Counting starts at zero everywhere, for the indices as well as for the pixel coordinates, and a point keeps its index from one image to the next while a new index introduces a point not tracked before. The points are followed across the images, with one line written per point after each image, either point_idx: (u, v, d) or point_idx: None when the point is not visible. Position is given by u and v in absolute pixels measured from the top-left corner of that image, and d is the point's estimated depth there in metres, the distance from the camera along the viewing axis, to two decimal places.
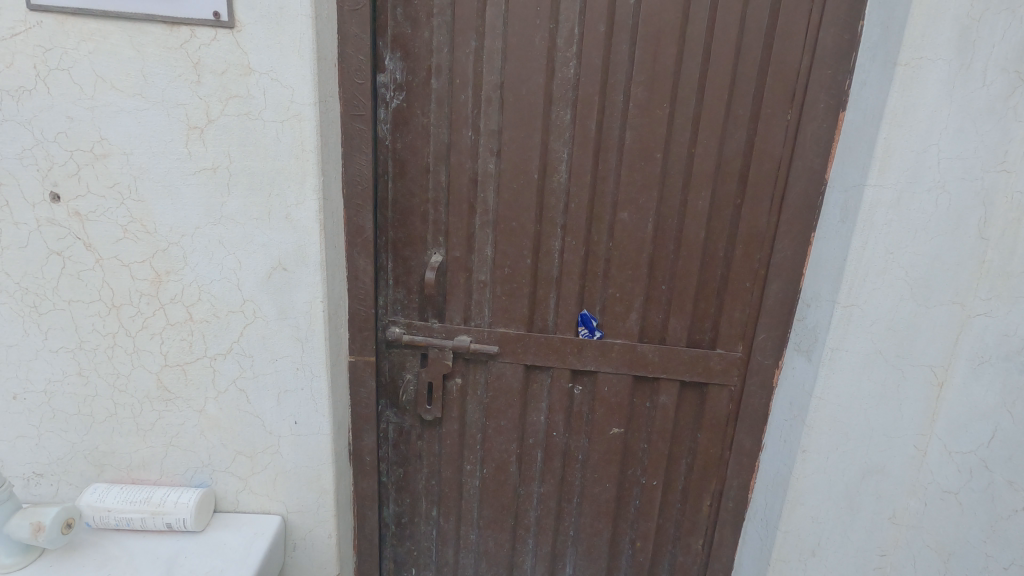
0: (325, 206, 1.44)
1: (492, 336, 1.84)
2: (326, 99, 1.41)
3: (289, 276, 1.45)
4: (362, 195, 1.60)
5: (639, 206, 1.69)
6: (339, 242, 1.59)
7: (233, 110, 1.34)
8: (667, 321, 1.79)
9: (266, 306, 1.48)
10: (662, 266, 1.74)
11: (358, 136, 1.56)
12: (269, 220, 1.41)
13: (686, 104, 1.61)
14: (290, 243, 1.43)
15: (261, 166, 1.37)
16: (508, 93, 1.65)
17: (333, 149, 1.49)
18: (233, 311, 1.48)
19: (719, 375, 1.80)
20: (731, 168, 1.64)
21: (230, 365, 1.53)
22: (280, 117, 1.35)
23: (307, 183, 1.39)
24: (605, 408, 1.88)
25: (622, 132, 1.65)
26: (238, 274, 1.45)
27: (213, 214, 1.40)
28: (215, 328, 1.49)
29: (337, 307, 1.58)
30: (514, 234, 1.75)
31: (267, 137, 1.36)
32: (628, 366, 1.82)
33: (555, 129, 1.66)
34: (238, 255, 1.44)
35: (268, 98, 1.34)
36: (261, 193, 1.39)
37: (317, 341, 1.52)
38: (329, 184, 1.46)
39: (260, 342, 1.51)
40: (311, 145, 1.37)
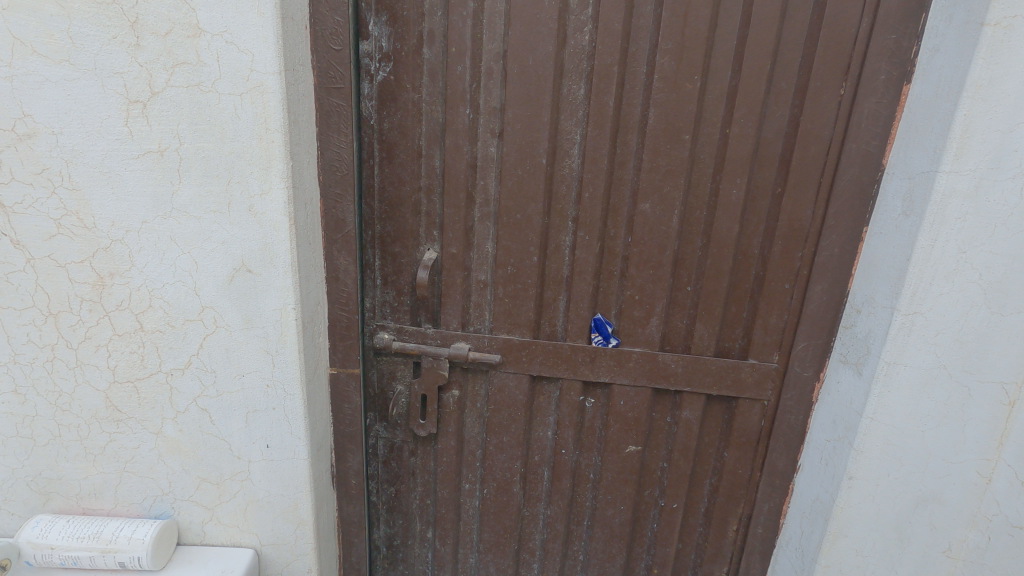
0: (297, 196, 1.21)
1: (493, 343, 1.62)
2: (296, 69, 1.18)
3: (255, 279, 1.24)
4: (343, 182, 1.37)
5: (663, 195, 1.46)
6: (317, 239, 1.37)
7: (181, 80, 1.11)
8: (693, 328, 1.57)
9: (229, 314, 1.26)
10: (687, 265, 1.52)
11: (336, 113, 1.33)
12: (229, 213, 1.19)
13: (720, 77, 1.37)
14: (256, 241, 1.21)
15: (217, 148, 1.15)
16: (512, 64, 1.42)
17: (305, 129, 1.26)
18: (189, 320, 1.26)
19: (750, 388, 1.58)
20: (771, 152, 1.41)
21: (189, 382, 1.31)
22: (238, 89, 1.12)
23: (274, 169, 1.17)
24: (620, 424, 1.68)
25: (644, 110, 1.42)
26: (195, 277, 1.23)
27: (162, 206, 1.18)
28: (170, 339, 1.28)
29: (314, 314, 1.37)
30: (519, 227, 1.53)
31: (223, 114, 1.13)
32: (647, 377, 1.61)
33: (566, 106, 1.44)
34: (194, 254, 1.22)
35: (223, 65, 1.11)
36: (218, 181, 1.17)
37: (289, 354, 1.30)
38: (302, 170, 1.24)
39: (223, 354, 1.29)
40: (278, 123, 1.14)
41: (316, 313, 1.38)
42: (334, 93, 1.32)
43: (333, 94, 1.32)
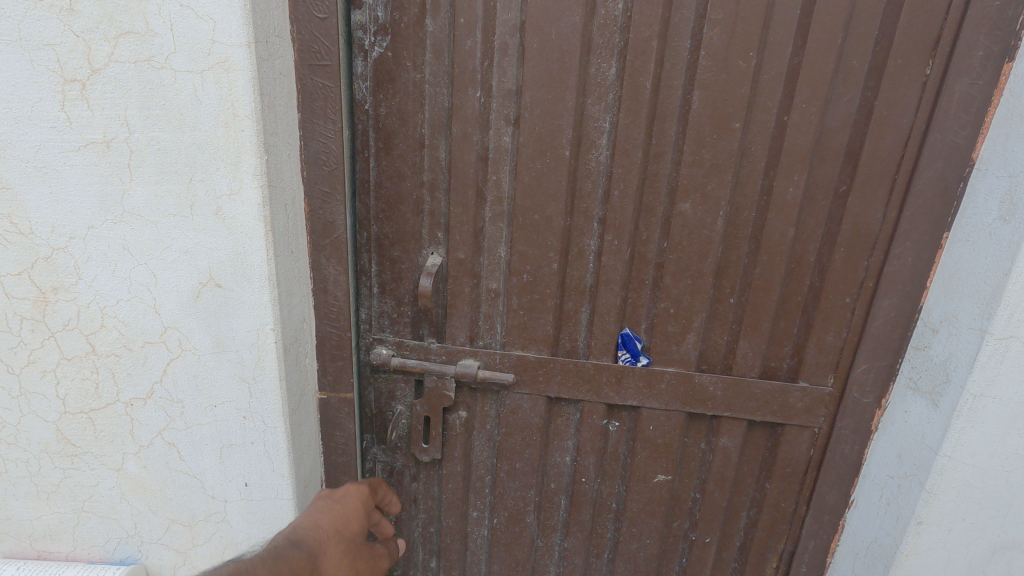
0: (274, 197, 1.01)
1: (506, 361, 1.43)
2: (272, 41, 0.97)
3: (225, 295, 1.04)
4: (332, 178, 1.16)
5: (706, 194, 1.25)
6: (301, 245, 1.17)
7: (127, 54, 0.91)
8: (735, 346, 1.37)
9: (196, 335, 1.07)
10: (731, 275, 1.31)
11: (321, 95, 1.11)
12: (192, 217, 0.99)
13: (779, 53, 1.15)
14: (225, 252, 1.01)
15: (175, 138, 0.95)
16: (530, 37, 1.20)
17: (285, 114, 1.05)
18: (150, 342, 1.07)
19: (799, 415, 1.38)
20: (836, 145, 1.19)
21: (152, 414, 1.12)
22: (198, 66, 0.91)
23: (244, 164, 0.96)
24: (648, 451, 1.48)
25: (686, 93, 1.20)
26: (154, 292, 1.04)
27: (112, 209, 0.98)
28: (128, 365, 1.09)
29: (298, 333, 1.17)
30: (536, 230, 1.32)
31: (181, 96, 0.93)
32: (680, 400, 1.41)
33: (594, 88, 1.22)
34: (153, 265, 1.02)
35: (178, 36, 0.90)
36: (178, 178, 0.97)
37: (268, 383, 1.10)
38: (281, 165, 1.03)
39: (191, 381, 1.10)
40: (247, 107, 0.93)
41: (301, 332, 1.19)
42: (319, 72, 1.10)
43: (317, 73, 1.10)
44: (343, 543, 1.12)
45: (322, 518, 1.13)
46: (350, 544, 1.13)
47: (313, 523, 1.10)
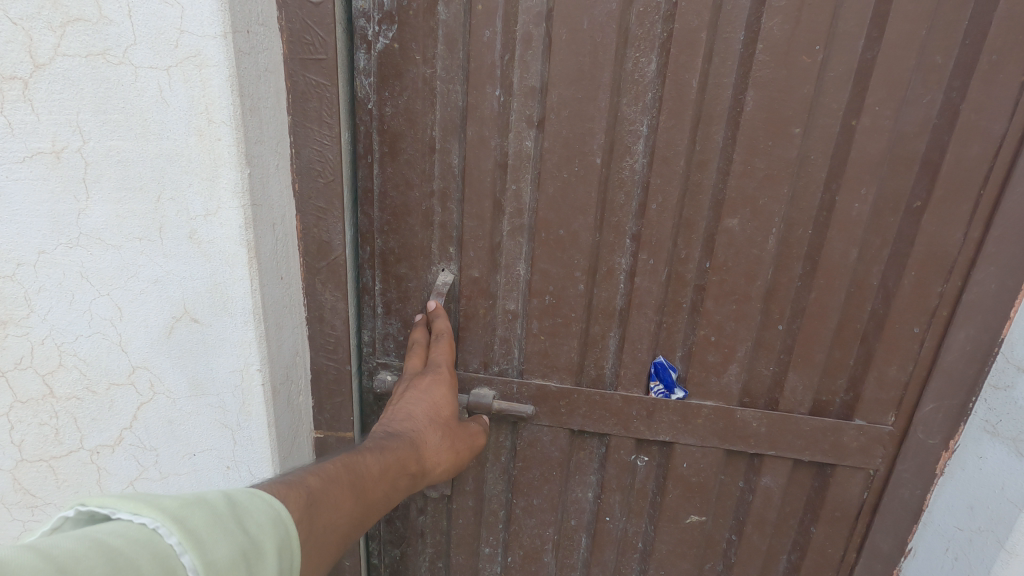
0: (259, 217, 0.89)
1: (525, 391, 1.28)
2: (253, 31, 0.85)
3: (203, 331, 0.92)
4: (327, 192, 1.01)
5: (757, 208, 1.09)
6: (293, 269, 1.03)
7: (76, 46, 0.78)
8: (783, 378, 1.22)
9: (171, 377, 0.94)
10: (782, 300, 1.16)
11: (314, 95, 0.96)
12: (163, 242, 0.87)
13: (850, 47, 0.98)
14: (204, 280, 0.89)
15: (139, 149, 0.82)
16: (558, 27, 1.03)
17: (273, 121, 0.92)
18: (116, 384, 0.94)
19: (854, 455, 1.23)
20: (911, 154, 1.03)
21: (122, 463, 1.00)
22: (164, 61, 0.79)
23: (222, 180, 0.84)
24: (680, 489, 1.34)
25: (737, 92, 1.04)
26: (119, 327, 0.91)
27: (66, 231, 0.85)
28: (91, 409, 0.95)
29: (288, 370, 1.04)
30: (561, 246, 1.17)
31: (143, 98, 0.80)
32: (718, 437, 1.26)
33: (630, 86, 1.06)
34: (117, 296, 0.89)
35: (137, 25, 0.77)
36: (143, 195, 0.84)
37: (254, 430, 0.98)
38: (267, 180, 0.91)
39: (167, 427, 0.98)
40: (224, 112, 0.81)
41: (293, 368, 1.06)
42: (312, 68, 0.95)
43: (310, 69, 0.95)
44: (440, 429, 1.05)
45: (414, 407, 1.05)
46: (445, 429, 1.06)
47: (408, 413, 1.03)
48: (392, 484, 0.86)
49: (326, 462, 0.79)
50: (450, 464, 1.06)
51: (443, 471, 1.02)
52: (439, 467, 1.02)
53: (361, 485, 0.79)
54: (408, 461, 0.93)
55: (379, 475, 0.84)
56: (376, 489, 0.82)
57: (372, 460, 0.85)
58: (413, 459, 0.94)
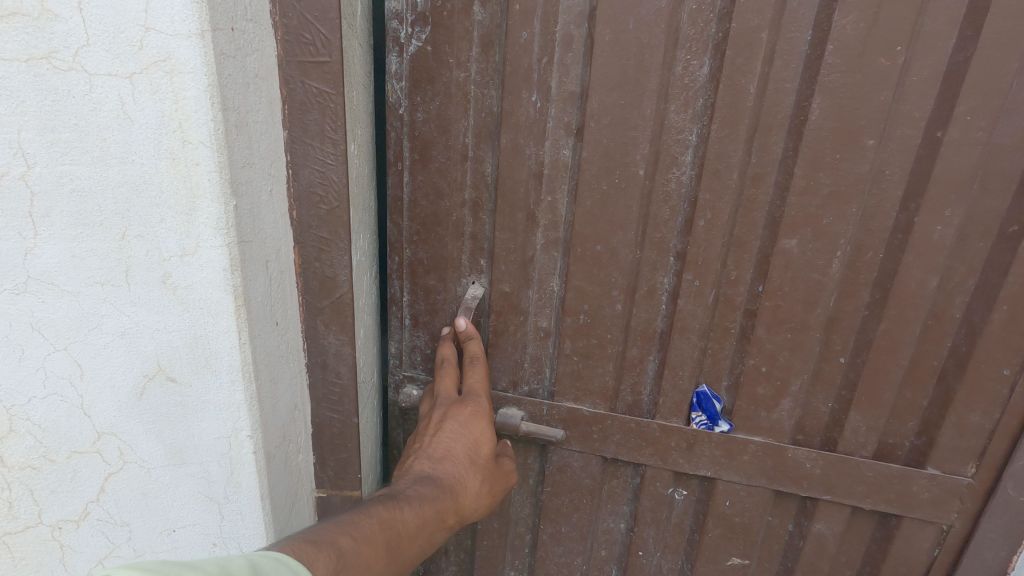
0: (249, 255, 0.87)
1: (555, 413, 1.21)
2: (239, 26, 0.80)
3: (179, 390, 0.93)
4: (330, 221, 1.00)
5: (820, 229, 0.98)
6: (290, 313, 1.03)
7: (17, 50, 0.74)
8: (843, 416, 1.09)
9: (145, 446, 0.97)
10: (844, 330, 1.04)
11: (316, 107, 0.94)
12: (130, 290, 0.86)
13: (939, 47, 0.85)
14: (183, 335, 0.89)
15: (98, 182, 0.81)
16: (600, 28, 0.95)
17: (267, 141, 0.90)
18: (78, 452, 0.95)
19: (923, 508, 1.09)
20: (1009, 170, 0.89)
21: (90, 536, 1.02)
22: (128, 68, 0.76)
23: (200, 213, 0.82)
24: (721, 528, 1.23)
25: (802, 99, 0.93)
26: (80, 386, 0.91)
27: (13, 275, 0.83)
28: (50, 478, 0.96)
29: (285, 430, 1.05)
30: (598, 263, 1.09)
31: (103, 110, 0.78)
32: (765, 476, 1.15)
33: (679, 91, 0.97)
34: (76, 352, 0.89)
35: (92, 24, 0.74)
36: (105, 234, 0.83)
37: (243, 502, 1.01)
38: (257, 210, 0.89)
39: (141, 496, 1.01)
40: (203, 115, 0.77)
41: (291, 425, 1.07)
42: (312, 74, 0.92)
43: (311, 75, 0.92)
44: (482, 472, 1.07)
45: (455, 445, 1.06)
46: (487, 470, 1.08)
47: (447, 453, 1.04)
48: (425, 537, 0.94)
49: (367, 518, 0.86)
50: (490, 504, 1.09)
51: (480, 513, 1.06)
52: (478, 510, 1.06)
53: (392, 544, 0.87)
54: (446, 511, 0.99)
55: (414, 531, 0.91)
56: (412, 543, 0.91)
57: (409, 515, 0.91)
58: (451, 508, 1.00)
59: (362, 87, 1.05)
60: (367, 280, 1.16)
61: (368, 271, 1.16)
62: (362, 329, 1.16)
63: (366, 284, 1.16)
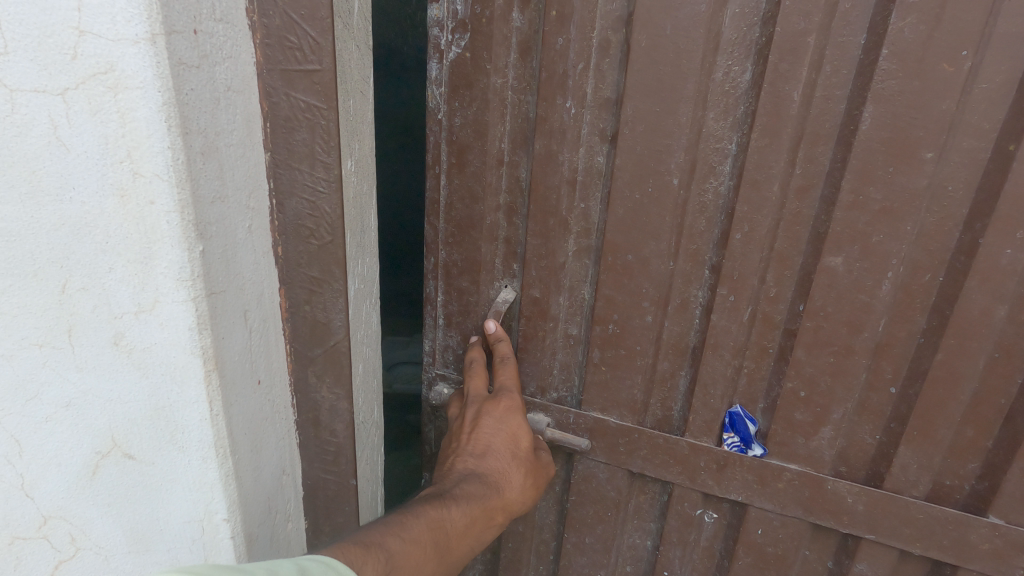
0: (223, 306, 0.86)
1: (581, 423, 1.20)
2: (204, 28, 0.77)
3: (137, 464, 0.94)
4: (321, 256, 1.01)
5: (869, 247, 0.91)
6: (271, 366, 1.03)
7: None
8: (892, 450, 1.01)
9: (100, 526, 1.00)
10: (895, 357, 0.96)
11: (304, 124, 0.93)
12: (76, 355, 0.86)
13: (1014, 49, 0.77)
14: (144, 407, 0.90)
15: (37, 243, 0.79)
16: (637, 34, 0.93)
17: (242, 171, 0.89)
18: (30, 535, 0.98)
19: (983, 561, 0.98)
20: None
21: None
22: (60, 82, 0.72)
23: (159, 260, 0.79)
24: (752, 558, 1.17)
25: (853, 107, 0.87)
26: (27, 467, 0.93)
27: None
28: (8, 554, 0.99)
29: (272, 499, 1.09)
30: (629, 274, 1.07)
31: (32, 134, 0.74)
32: (801, 508, 1.08)
33: (718, 98, 0.93)
34: (17, 433, 0.90)
35: (15, 28, 0.70)
36: (44, 302, 0.82)
37: None
38: (234, 251, 0.88)
39: None
40: (157, 139, 0.73)
41: (275, 492, 1.10)
42: (301, 86, 0.91)
43: (298, 85, 0.91)
44: (522, 466, 1.09)
45: (493, 440, 1.08)
46: (527, 464, 1.10)
47: (487, 449, 1.07)
48: (474, 534, 1.00)
49: (414, 519, 0.94)
50: (535, 495, 1.13)
51: (525, 505, 1.10)
52: (523, 502, 1.10)
53: (440, 543, 0.95)
54: (493, 508, 1.04)
55: (461, 529, 0.98)
56: (459, 540, 0.98)
57: (457, 514, 0.97)
58: (499, 504, 1.05)
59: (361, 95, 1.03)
60: (367, 308, 1.17)
61: (368, 295, 1.17)
62: (362, 364, 1.18)
63: (366, 308, 1.16)
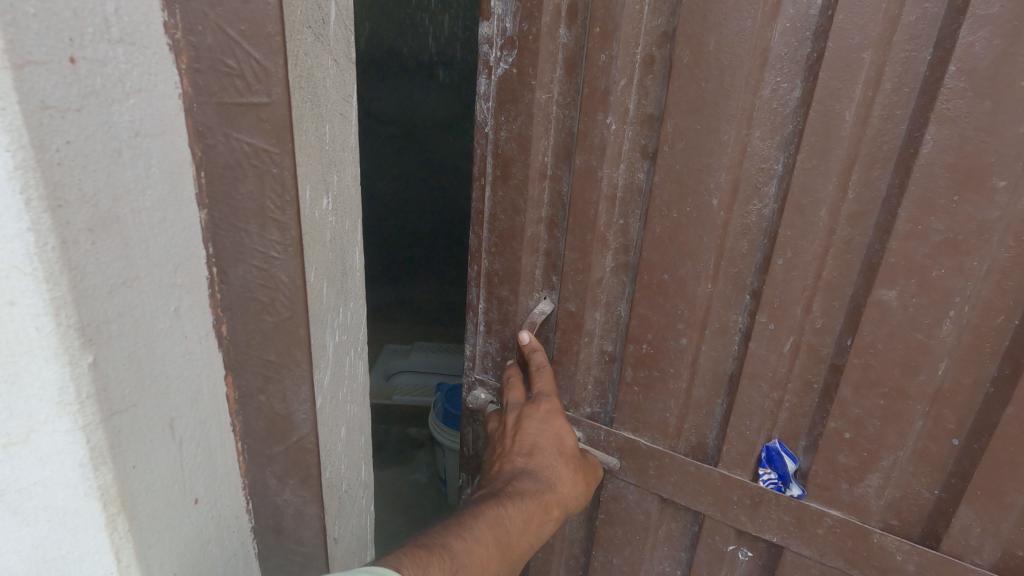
0: (131, 427, 0.67)
1: (612, 441, 1.18)
2: (87, 54, 0.58)
3: None
4: (281, 333, 0.92)
5: (930, 282, 0.82)
6: (212, 464, 0.89)
7: None
8: (951, 508, 0.90)
9: None
10: (957, 407, 0.86)
11: (252, 173, 0.82)
12: None
13: None
14: (23, 567, 0.67)
15: None
16: (679, 50, 0.91)
17: (161, 241, 0.73)
18: None
19: None
20: None
21: None
22: None
23: (28, 380, 0.58)
24: None
25: (915, 128, 0.79)
26: None
27: None
28: None
29: None
30: (663, 293, 1.04)
31: None
32: (843, 559, 0.99)
33: (765, 117, 0.89)
34: None
35: None
36: None
37: None
38: (153, 346, 0.71)
39: None
40: (13, 217, 0.52)
41: None
42: (245, 123, 0.80)
43: (239, 124, 0.80)
44: (571, 462, 1.12)
45: (539, 439, 1.10)
46: (575, 460, 1.13)
47: (536, 447, 1.10)
48: (534, 530, 1.04)
49: (474, 520, 0.98)
50: (588, 490, 1.15)
51: (580, 499, 1.13)
52: (577, 497, 1.12)
53: (502, 541, 0.99)
54: (549, 504, 1.07)
55: (520, 527, 1.01)
56: (519, 537, 1.02)
57: (515, 512, 1.01)
58: (554, 499, 1.08)
59: (339, 115, 0.97)
60: (351, 359, 1.14)
61: (348, 347, 1.12)
62: (345, 426, 1.14)
63: (346, 359, 1.11)
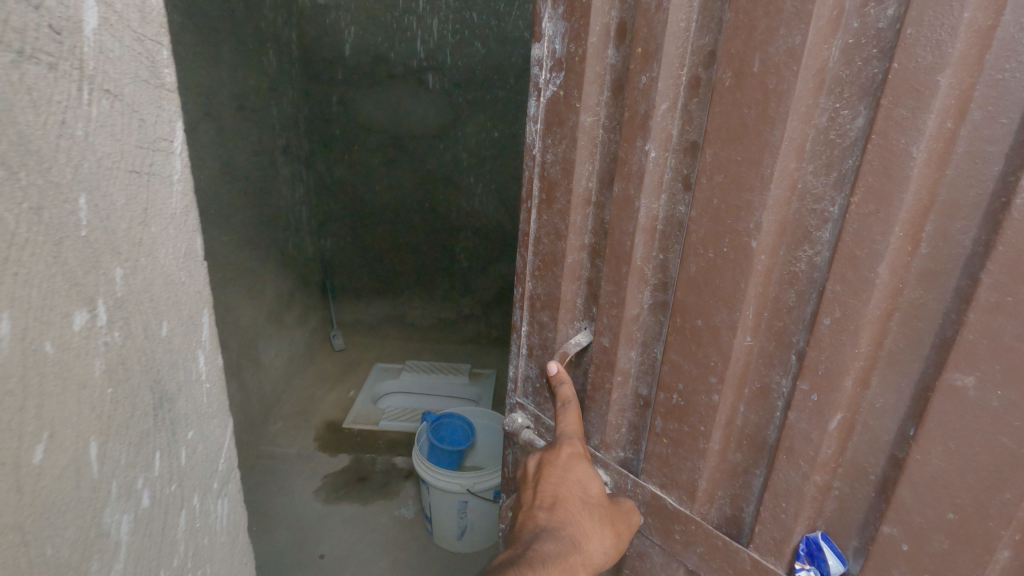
0: None
1: (639, 493, 1.08)
2: None
3: None
4: None
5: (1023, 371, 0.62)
6: None
7: None
8: None
9: None
10: None
11: None
12: None
13: None
14: None
15: None
16: (721, 71, 0.81)
17: None
18: None
19: None
20: None
21: None
22: None
23: None
24: None
25: (1012, 169, 0.61)
26: None
27: None
28: None
29: None
30: (696, 340, 0.92)
31: None
32: None
33: (822, 150, 0.76)
34: None
35: None
36: None
37: None
38: None
39: None
40: None
41: None
42: None
43: None
44: (595, 514, 1.01)
45: (558, 489, 1.02)
46: (599, 511, 1.02)
47: (553, 502, 1.02)
48: None
49: None
50: (618, 545, 1.02)
51: (608, 555, 1.00)
52: (604, 554, 1.00)
53: None
54: (573, 566, 0.96)
55: None
56: None
57: None
58: (577, 560, 0.97)
59: (131, 172, 0.67)
60: (192, 507, 0.84)
61: (182, 500, 0.81)
62: None
63: (175, 518, 0.79)
